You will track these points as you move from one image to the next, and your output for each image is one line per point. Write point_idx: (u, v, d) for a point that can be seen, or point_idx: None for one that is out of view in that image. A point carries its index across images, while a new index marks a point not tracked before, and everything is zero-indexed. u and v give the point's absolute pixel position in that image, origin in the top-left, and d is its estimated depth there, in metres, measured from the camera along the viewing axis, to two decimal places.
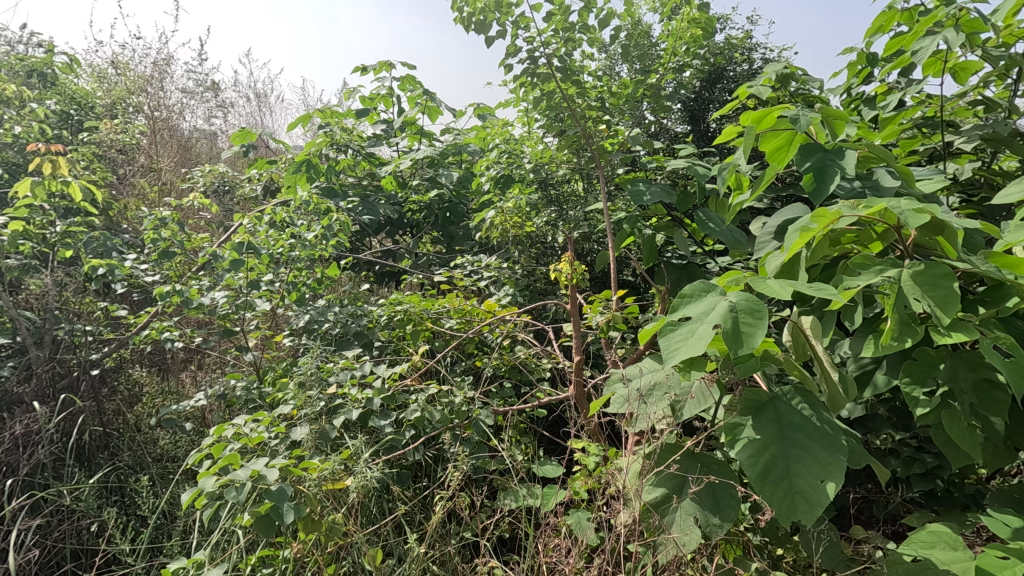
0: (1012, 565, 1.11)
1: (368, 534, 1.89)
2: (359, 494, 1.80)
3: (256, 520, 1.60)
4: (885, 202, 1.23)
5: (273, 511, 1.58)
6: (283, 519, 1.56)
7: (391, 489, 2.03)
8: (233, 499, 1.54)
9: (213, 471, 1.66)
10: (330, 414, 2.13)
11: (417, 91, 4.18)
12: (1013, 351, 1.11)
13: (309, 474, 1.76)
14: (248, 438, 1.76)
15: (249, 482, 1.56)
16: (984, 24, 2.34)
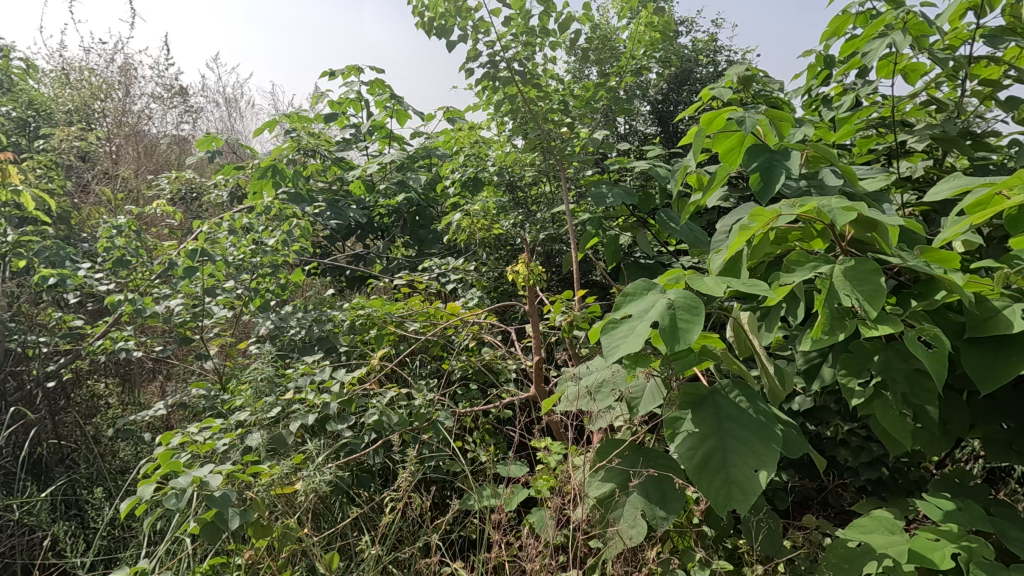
0: (942, 547, 1.17)
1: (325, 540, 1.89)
2: (309, 498, 1.80)
3: (202, 528, 1.60)
4: (820, 201, 1.28)
5: (218, 517, 1.57)
6: (228, 526, 1.56)
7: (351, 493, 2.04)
8: (173, 508, 1.52)
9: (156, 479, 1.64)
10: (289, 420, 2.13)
11: (386, 95, 4.18)
12: (937, 341, 1.16)
13: (259, 479, 1.76)
14: (197, 445, 1.75)
15: (190, 490, 1.55)
16: (931, 27, 2.44)
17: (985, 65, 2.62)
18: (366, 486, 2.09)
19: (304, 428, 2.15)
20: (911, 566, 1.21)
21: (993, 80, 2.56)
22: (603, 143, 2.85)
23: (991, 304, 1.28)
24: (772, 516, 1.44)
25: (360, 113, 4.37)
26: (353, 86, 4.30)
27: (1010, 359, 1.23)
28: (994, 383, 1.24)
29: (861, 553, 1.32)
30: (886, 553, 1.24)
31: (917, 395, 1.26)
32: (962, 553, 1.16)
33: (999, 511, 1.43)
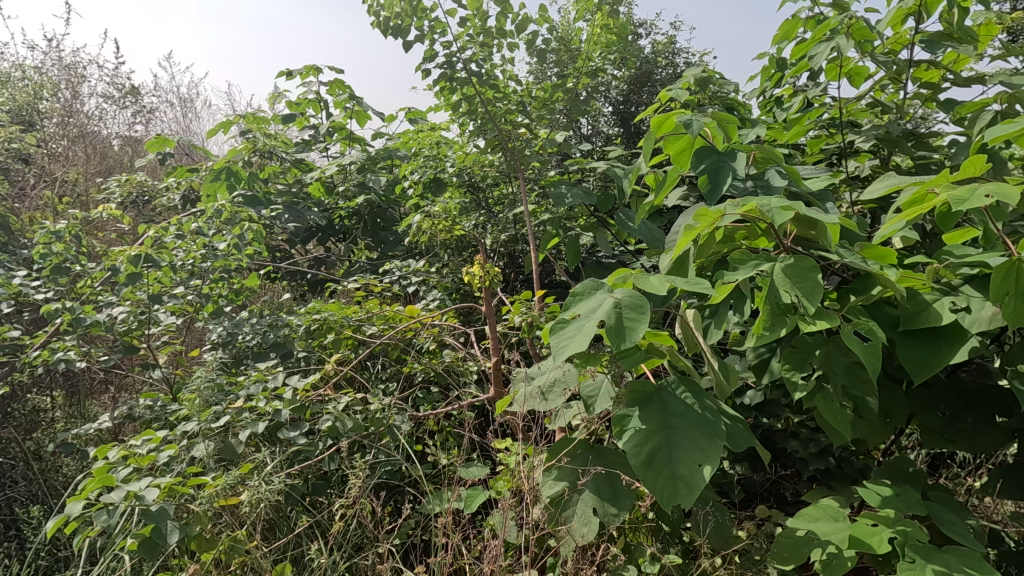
0: (879, 532, 1.22)
1: (270, 553, 1.86)
2: (253, 508, 1.78)
3: (140, 543, 1.58)
4: (760, 201, 1.32)
5: (155, 533, 1.55)
6: (166, 540, 1.54)
7: (304, 500, 2.03)
8: (105, 524, 1.49)
9: (87, 494, 1.59)
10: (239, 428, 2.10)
11: (345, 95, 4.13)
12: (872, 335, 1.21)
13: (202, 492, 1.75)
14: (136, 458, 1.71)
15: (124, 505, 1.51)
16: (873, 31, 2.53)
17: (925, 69, 2.73)
18: (321, 494, 2.06)
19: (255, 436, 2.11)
20: (853, 552, 1.25)
21: (933, 83, 2.67)
22: (560, 144, 2.88)
23: (923, 298, 1.34)
24: (718, 510, 1.46)
25: (319, 114, 4.30)
26: (312, 87, 4.23)
27: (941, 351, 1.29)
28: (927, 374, 1.29)
29: (807, 540, 1.36)
30: (830, 540, 1.28)
31: (856, 388, 1.30)
32: (898, 537, 1.22)
33: (935, 496, 1.49)
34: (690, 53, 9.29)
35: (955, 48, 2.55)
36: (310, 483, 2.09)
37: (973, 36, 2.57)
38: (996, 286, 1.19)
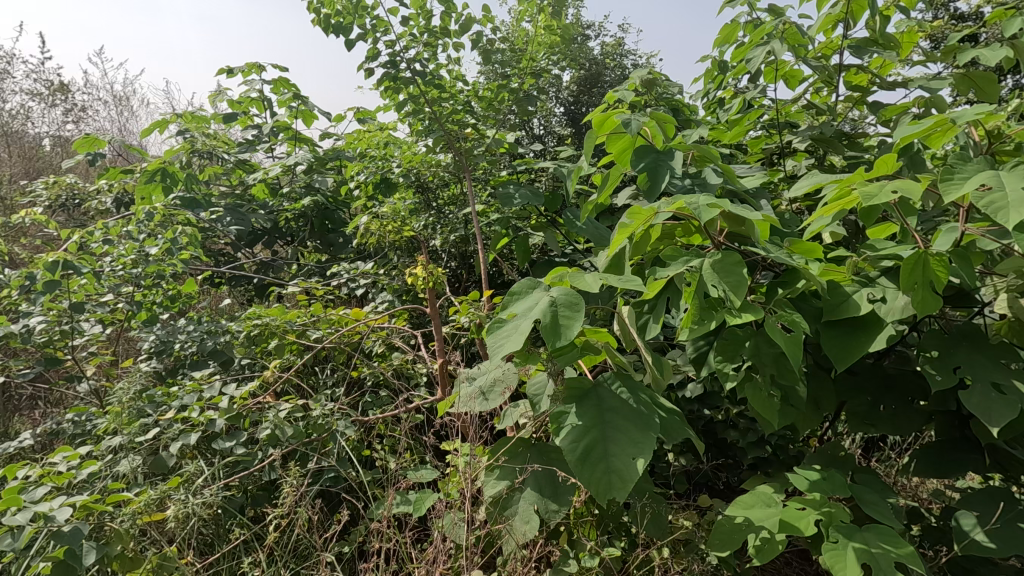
0: (807, 515, 1.27)
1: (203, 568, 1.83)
2: (179, 522, 1.75)
3: (53, 566, 1.52)
4: (690, 199, 1.36)
5: (69, 554, 1.50)
6: (81, 562, 1.50)
7: (244, 512, 2.01)
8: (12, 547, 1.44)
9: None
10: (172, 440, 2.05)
11: (289, 94, 4.02)
12: (794, 326, 1.26)
13: (125, 508, 1.71)
14: (52, 476, 1.65)
15: (32, 526, 1.46)
16: (804, 36, 2.66)
17: (855, 73, 2.86)
18: (262, 505, 2.04)
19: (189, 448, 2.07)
20: (783, 535, 1.31)
21: (862, 87, 2.81)
22: (507, 144, 2.89)
23: (843, 290, 1.41)
24: (656, 503, 1.50)
25: (263, 113, 4.18)
26: (254, 85, 4.11)
27: (860, 339, 1.36)
28: (847, 361, 1.36)
29: (743, 526, 1.41)
30: (763, 525, 1.33)
31: (783, 377, 1.36)
32: (823, 519, 1.27)
33: (861, 478, 1.57)
34: (641, 54, 9.49)
35: (880, 53, 2.68)
36: (250, 494, 2.06)
37: (895, 43, 2.72)
38: (906, 277, 1.27)
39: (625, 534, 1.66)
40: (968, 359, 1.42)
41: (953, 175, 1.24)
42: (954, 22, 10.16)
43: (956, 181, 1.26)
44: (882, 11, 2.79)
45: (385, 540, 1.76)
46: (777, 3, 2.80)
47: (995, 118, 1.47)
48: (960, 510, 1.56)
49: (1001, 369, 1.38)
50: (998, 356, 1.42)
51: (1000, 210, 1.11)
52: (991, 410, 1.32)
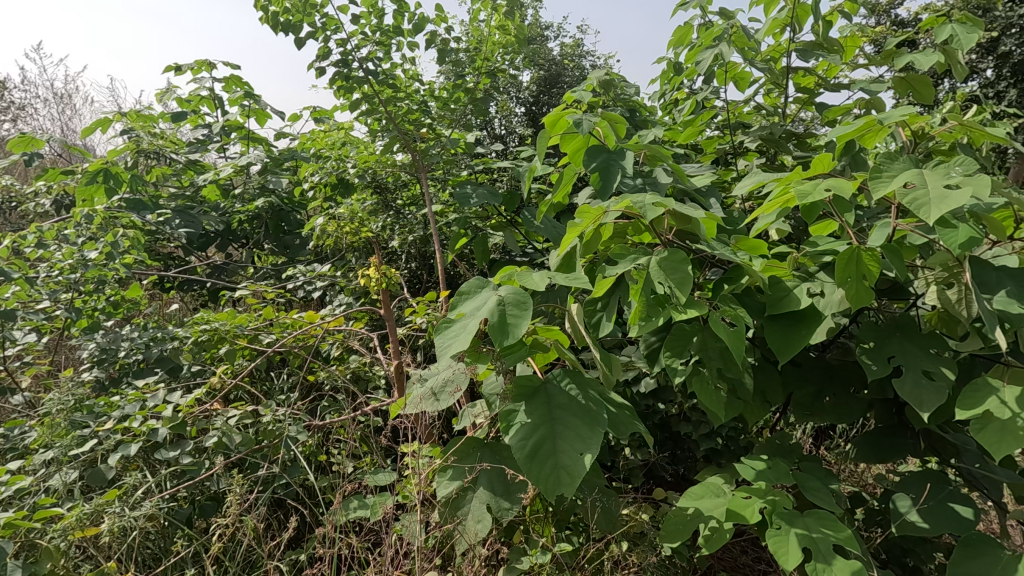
0: (752, 503, 1.31)
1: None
2: (115, 536, 1.72)
3: None
4: (637, 198, 1.38)
5: None
6: None
7: (192, 522, 1.97)
8: None
9: None
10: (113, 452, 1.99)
11: (241, 92, 3.91)
12: (737, 321, 1.30)
13: (55, 522, 1.67)
14: None
15: None
16: (751, 39, 2.73)
17: (803, 75, 2.95)
18: (210, 515, 2.00)
19: (127, 459, 2.05)
20: (731, 524, 1.34)
21: (808, 88, 2.90)
22: (464, 144, 2.90)
23: (785, 285, 1.46)
24: (606, 498, 1.50)
25: (215, 112, 4.06)
26: (205, 83, 4.00)
27: (801, 332, 1.41)
28: (789, 354, 1.41)
29: (692, 517, 1.44)
30: (711, 515, 1.36)
31: (729, 370, 1.41)
32: (767, 506, 1.31)
33: (805, 466, 1.63)
34: (601, 56, 9.63)
35: (824, 56, 2.78)
36: (198, 504, 2.03)
37: (838, 46, 2.82)
38: (841, 271, 1.32)
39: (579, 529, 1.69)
40: (900, 348, 1.49)
41: (881, 174, 1.31)
42: (896, 28, 10.65)
43: (885, 179, 1.32)
44: (825, 16, 2.89)
45: (339, 545, 1.75)
46: (726, 7, 2.88)
47: (921, 120, 1.55)
48: (897, 492, 1.64)
49: (930, 357, 1.46)
50: (929, 344, 1.49)
51: (922, 206, 1.17)
52: (922, 396, 1.39)
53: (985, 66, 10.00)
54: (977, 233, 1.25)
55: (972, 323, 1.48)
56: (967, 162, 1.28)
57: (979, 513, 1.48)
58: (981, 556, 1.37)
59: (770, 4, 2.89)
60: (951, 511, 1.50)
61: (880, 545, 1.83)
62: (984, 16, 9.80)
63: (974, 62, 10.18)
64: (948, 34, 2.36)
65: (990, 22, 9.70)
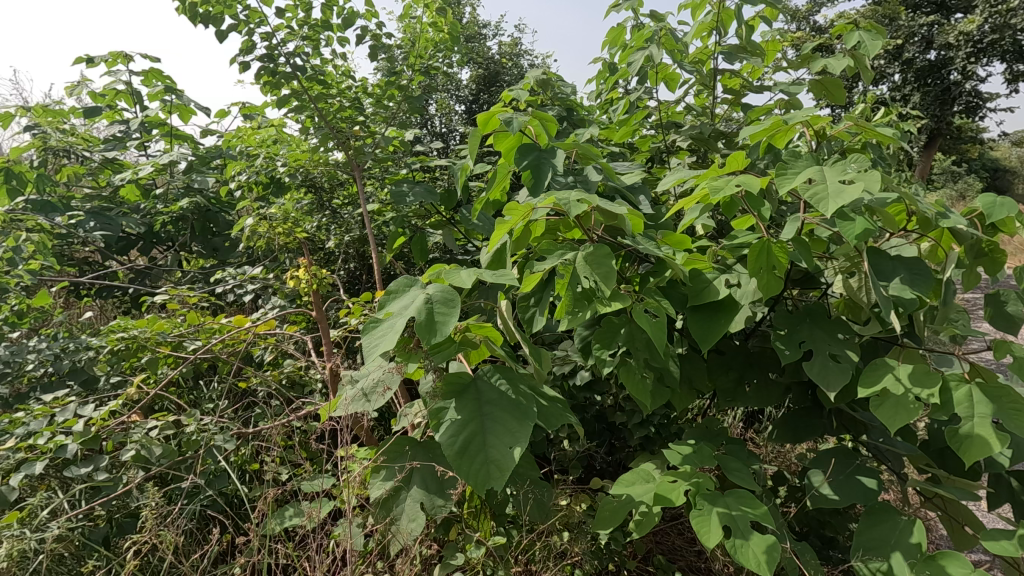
0: (678, 486, 1.36)
1: None
2: (14, 561, 1.62)
3: None
4: (563, 194, 1.40)
5: None
6: None
7: (110, 540, 1.89)
8: None
9: None
10: (16, 471, 1.87)
11: (162, 87, 3.70)
12: (658, 311, 1.35)
13: None
14: None
15: None
16: (677, 41, 2.83)
17: (729, 77, 3.08)
18: (129, 532, 1.91)
19: (35, 479, 1.94)
20: (659, 508, 1.39)
21: (734, 90, 3.03)
22: (399, 142, 2.87)
23: (705, 277, 1.53)
24: (539, 489, 1.50)
25: (133, 107, 3.84)
26: (121, 76, 3.77)
27: (720, 320, 1.49)
28: (711, 342, 1.48)
29: (624, 503, 1.48)
30: (640, 501, 1.41)
31: (655, 359, 1.47)
32: (692, 488, 1.37)
33: (729, 449, 1.72)
34: (540, 55, 9.73)
35: (748, 59, 2.91)
36: (116, 521, 1.94)
37: (761, 49, 2.96)
38: (753, 262, 1.40)
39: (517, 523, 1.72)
40: (810, 334, 1.59)
41: (786, 170, 1.39)
42: (815, 33, 11.32)
43: (790, 175, 1.41)
44: (748, 21, 3.04)
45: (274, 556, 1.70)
46: (656, 10, 2.97)
47: (823, 120, 1.66)
48: (812, 469, 1.75)
49: (836, 341, 1.57)
50: (837, 329, 1.60)
51: (822, 200, 1.26)
52: (828, 377, 1.50)
53: (893, 71, 10.80)
54: (871, 225, 1.35)
55: (871, 308, 1.60)
56: (861, 159, 1.39)
57: (882, 483, 1.60)
58: (883, 522, 1.49)
59: (697, 8, 3.00)
60: (859, 483, 1.62)
61: (798, 519, 1.96)
62: (891, 25, 10.59)
63: (883, 68, 10.98)
64: (857, 40, 2.50)
65: (896, 30, 10.49)
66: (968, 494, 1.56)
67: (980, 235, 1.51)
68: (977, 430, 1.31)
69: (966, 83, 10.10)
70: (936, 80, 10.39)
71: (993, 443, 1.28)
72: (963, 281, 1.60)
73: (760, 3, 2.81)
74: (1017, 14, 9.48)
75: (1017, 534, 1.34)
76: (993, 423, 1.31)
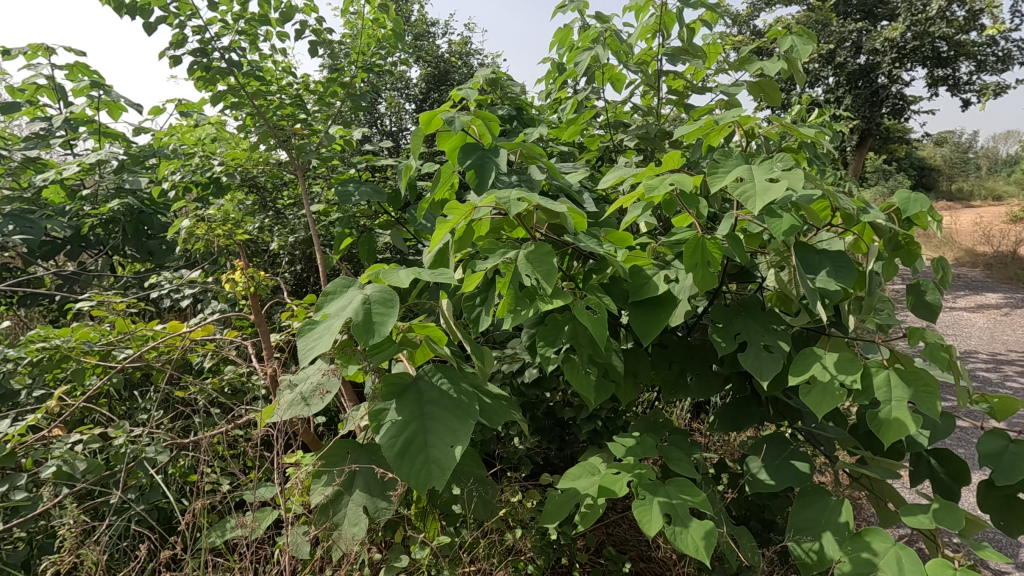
0: (621, 478, 1.39)
1: None
2: None
3: None
4: (503, 193, 1.39)
5: None
6: None
7: (31, 563, 1.80)
8: None
9: None
10: None
11: (88, 81, 3.51)
12: (599, 308, 1.38)
13: None
14: None
15: None
16: (622, 42, 2.88)
17: (674, 78, 3.16)
18: (51, 553, 1.83)
19: None
20: (603, 500, 1.41)
21: (679, 91, 3.11)
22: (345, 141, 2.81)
23: (645, 273, 1.57)
24: (484, 488, 1.50)
25: (57, 103, 3.63)
26: (42, 69, 3.55)
27: (660, 315, 1.54)
28: (651, 336, 1.52)
29: (570, 496, 1.50)
30: (586, 493, 1.42)
31: (598, 355, 1.50)
32: (634, 479, 1.40)
33: (672, 439, 1.77)
34: (489, 54, 9.73)
35: (690, 61, 2.99)
36: (37, 544, 1.86)
37: (703, 51, 3.04)
38: (689, 258, 1.44)
39: (463, 522, 1.74)
40: (745, 326, 1.66)
41: (717, 170, 1.45)
42: (755, 36, 11.77)
43: (721, 175, 1.46)
44: (689, 24, 3.13)
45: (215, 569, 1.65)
46: (602, 12, 3.01)
47: (752, 121, 1.73)
48: (749, 456, 1.82)
49: (769, 332, 1.64)
50: (769, 322, 1.67)
51: (749, 197, 1.32)
52: (762, 367, 1.56)
53: (826, 74, 11.36)
54: (796, 221, 1.42)
55: (800, 300, 1.69)
56: (786, 158, 1.46)
57: (813, 466, 1.68)
58: (813, 503, 1.57)
59: (641, 10, 3.06)
60: (792, 468, 1.69)
61: (739, 504, 2.04)
62: (824, 31, 11.14)
63: (818, 71, 11.53)
64: (790, 44, 2.62)
65: (829, 35, 11.03)
66: (891, 473, 1.66)
67: (897, 229, 1.60)
68: (894, 413, 1.39)
69: (893, 86, 10.70)
70: (866, 83, 10.99)
71: (909, 424, 1.37)
72: (883, 273, 1.70)
73: (700, 7, 2.89)
74: (936, 23, 10.10)
75: (932, 508, 1.44)
76: (909, 405, 1.40)
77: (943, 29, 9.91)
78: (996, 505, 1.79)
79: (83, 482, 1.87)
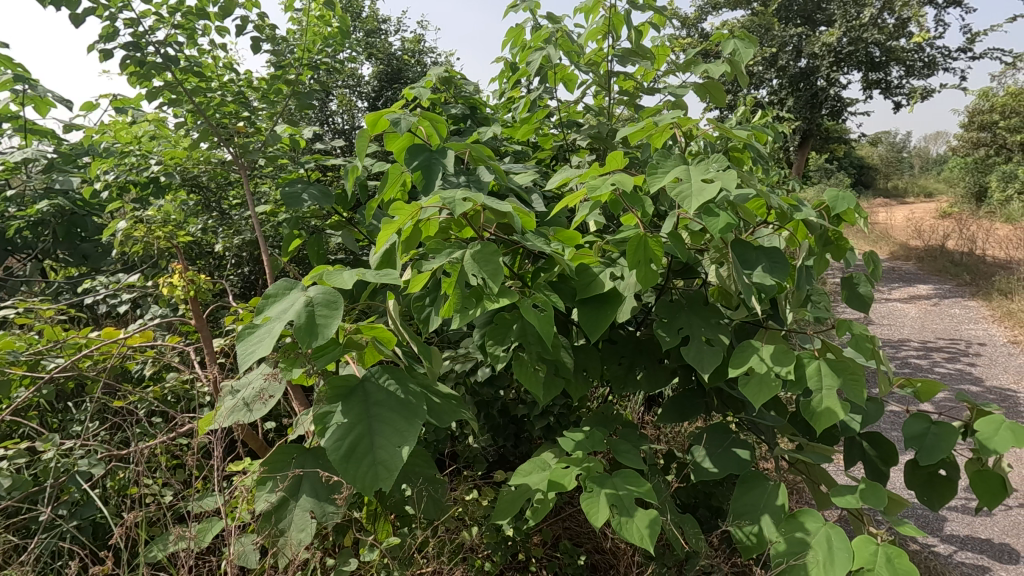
0: (569, 472, 1.41)
1: None
2: None
3: None
4: (449, 193, 1.40)
5: None
6: None
7: None
8: None
9: None
10: None
11: (11, 75, 3.32)
12: (546, 306, 1.40)
13: None
14: None
15: None
16: (573, 42, 2.91)
17: (624, 79, 3.21)
18: None
19: None
20: (553, 494, 1.44)
21: (628, 91, 3.17)
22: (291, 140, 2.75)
23: (591, 271, 1.61)
24: (434, 487, 1.50)
25: None
26: None
27: (605, 311, 1.58)
28: (598, 332, 1.57)
29: (521, 491, 1.51)
30: (536, 488, 1.45)
31: (546, 352, 1.53)
32: (582, 473, 1.43)
33: (620, 433, 1.82)
34: (444, 51, 9.68)
35: (639, 62, 3.05)
36: None
37: (651, 53, 3.12)
38: (632, 255, 1.49)
39: (415, 520, 1.74)
40: (687, 321, 1.72)
41: (657, 169, 1.50)
42: (703, 38, 12.12)
43: (661, 174, 1.52)
44: (637, 26, 3.19)
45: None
46: (552, 13, 3.04)
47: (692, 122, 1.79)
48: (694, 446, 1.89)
49: (710, 326, 1.71)
50: (710, 316, 1.74)
51: (686, 197, 1.37)
52: (703, 359, 1.62)
53: (770, 77, 11.82)
54: (732, 220, 1.48)
55: (739, 295, 1.77)
56: (721, 159, 1.51)
57: (753, 453, 1.76)
58: (753, 489, 1.64)
59: (591, 11, 3.11)
60: (733, 455, 1.77)
61: (686, 491, 2.12)
62: (767, 35, 11.57)
63: (762, 73, 11.97)
64: (733, 47, 2.71)
65: (772, 39, 11.45)
66: (824, 458, 1.75)
67: (828, 225, 1.67)
68: (824, 401, 1.47)
69: (831, 89, 11.22)
70: (807, 86, 11.48)
71: (838, 411, 1.45)
72: (815, 266, 1.80)
73: (647, 9, 2.95)
74: (869, 29, 10.61)
75: (859, 488, 1.53)
76: (838, 393, 1.48)
77: (876, 35, 10.42)
78: (921, 483, 1.91)
79: (9, 499, 1.78)
